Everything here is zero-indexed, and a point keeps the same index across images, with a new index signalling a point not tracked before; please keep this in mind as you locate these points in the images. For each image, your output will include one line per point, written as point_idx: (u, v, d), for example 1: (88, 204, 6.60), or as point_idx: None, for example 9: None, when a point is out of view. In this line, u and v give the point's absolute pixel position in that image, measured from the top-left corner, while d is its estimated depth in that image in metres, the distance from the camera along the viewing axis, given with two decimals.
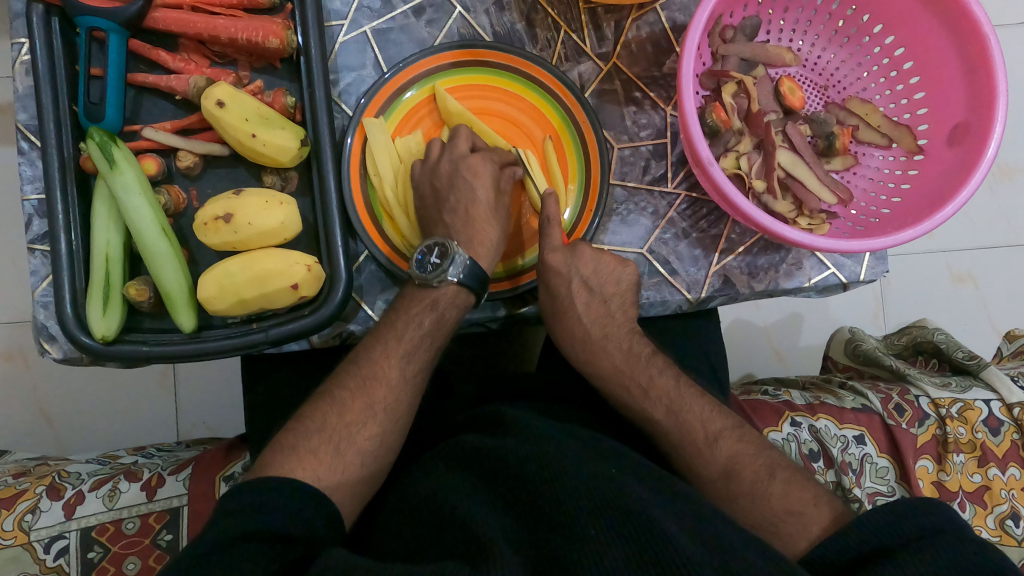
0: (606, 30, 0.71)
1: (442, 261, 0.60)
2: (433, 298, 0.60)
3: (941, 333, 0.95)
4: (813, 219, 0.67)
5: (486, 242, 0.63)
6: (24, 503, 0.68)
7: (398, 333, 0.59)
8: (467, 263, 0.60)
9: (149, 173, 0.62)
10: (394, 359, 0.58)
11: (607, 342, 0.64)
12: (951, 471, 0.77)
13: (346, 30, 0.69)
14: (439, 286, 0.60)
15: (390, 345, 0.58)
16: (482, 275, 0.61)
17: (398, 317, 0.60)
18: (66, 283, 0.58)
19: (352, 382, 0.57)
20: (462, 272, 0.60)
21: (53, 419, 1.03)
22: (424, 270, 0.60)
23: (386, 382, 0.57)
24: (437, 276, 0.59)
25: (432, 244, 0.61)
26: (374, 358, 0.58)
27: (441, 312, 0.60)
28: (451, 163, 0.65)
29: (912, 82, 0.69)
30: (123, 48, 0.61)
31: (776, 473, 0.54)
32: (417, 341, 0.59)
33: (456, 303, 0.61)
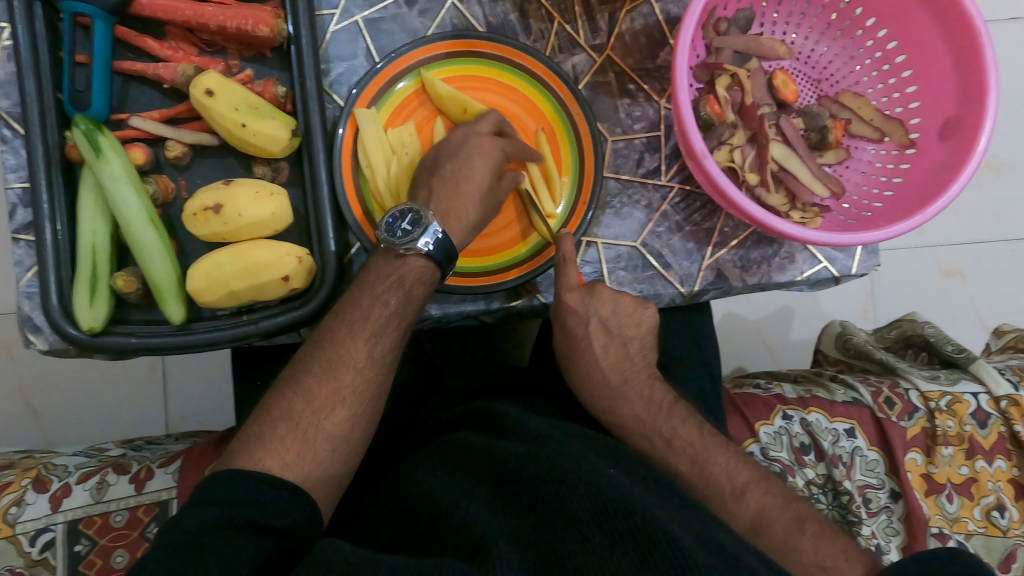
0: (600, 22, 0.71)
1: (414, 230, 0.58)
2: (400, 274, 0.58)
3: (931, 326, 0.96)
4: (806, 212, 0.68)
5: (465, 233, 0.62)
6: (8, 496, 0.67)
7: (363, 313, 0.57)
8: (439, 236, 0.58)
9: (136, 163, 0.61)
10: (359, 342, 0.56)
11: (627, 389, 0.61)
12: (939, 463, 0.78)
13: (337, 20, 0.68)
14: (404, 255, 0.58)
15: (355, 327, 0.56)
16: (452, 252, 0.60)
17: (364, 295, 0.58)
18: (51, 274, 0.56)
19: (316, 367, 0.55)
20: (433, 244, 0.58)
21: (38, 412, 1.02)
22: (392, 235, 0.58)
23: (353, 365, 0.56)
24: (406, 246, 0.57)
25: (406, 207, 0.58)
26: (339, 340, 0.56)
27: (407, 289, 0.58)
28: (464, 134, 0.64)
29: (904, 75, 0.69)
30: (109, 35, 0.60)
31: (805, 525, 0.52)
32: (383, 322, 0.57)
33: (424, 279, 0.59)
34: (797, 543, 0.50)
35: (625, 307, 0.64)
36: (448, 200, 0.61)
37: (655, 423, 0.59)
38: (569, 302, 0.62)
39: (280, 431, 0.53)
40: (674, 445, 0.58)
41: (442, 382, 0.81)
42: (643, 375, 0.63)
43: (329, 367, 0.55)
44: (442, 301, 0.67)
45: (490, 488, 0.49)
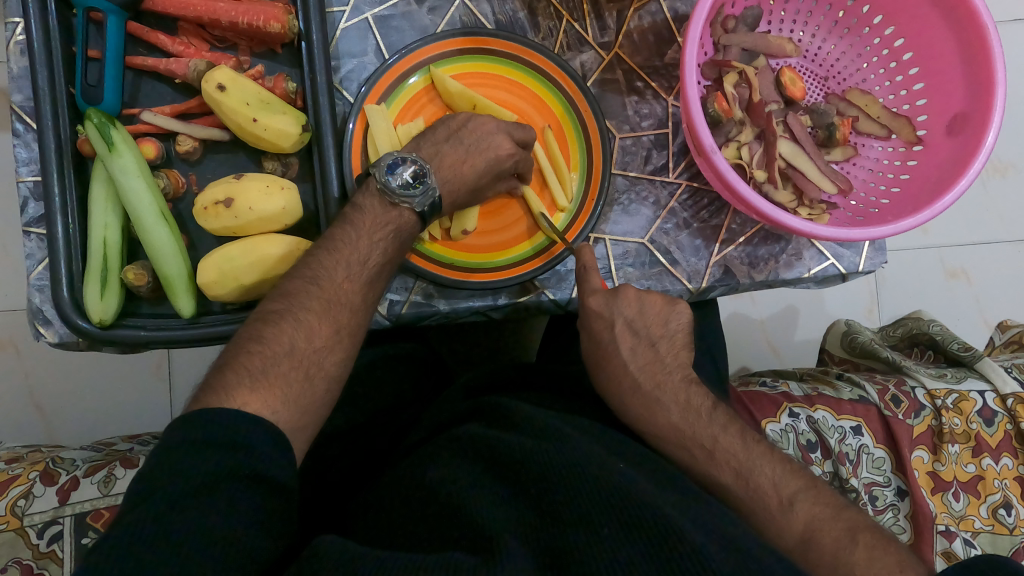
0: (609, 20, 0.71)
1: (414, 184, 0.58)
2: (396, 224, 0.59)
3: (937, 324, 0.96)
4: (813, 209, 0.68)
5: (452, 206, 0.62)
6: (17, 489, 0.67)
7: (357, 254, 0.57)
8: (435, 198, 0.59)
9: (148, 157, 0.61)
10: (356, 284, 0.56)
11: (661, 395, 0.59)
12: (946, 461, 0.77)
13: (348, 17, 0.68)
14: (395, 205, 0.58)
15: (354, 268, 0.56)
16: (441, 212, 0.62)
17: (359, 236, 0.57)
18: (63, 267, 0.57)
19: (316, 304, 0.53)
20: (427, 205, 0.59)
21: (43, 409, 1.01)
22: (392, 181, 0.58)
23: (349, 307, 0.55)
24: (403, 198, 0.58)
25: (410, 159, 0.59)
26: (337, 279, 0.55)
27: (401, 240, 0.59)
28: (495, 126, 0.64)
29: (911, 73, 0.69)
30: (122, 30, 0.61)
31: (857, 538, 0.49)
32: (377, 267, 0.58)
33: (415, 231, 0.60)
34: (850, 557, 0.48)
35: (649, 307, 0.63)
36: (454, 178, 0.61)
37: (664, 408, 0.58)
38: (593, 306, 0.63)
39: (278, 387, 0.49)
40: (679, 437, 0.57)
41: (447, 378, 0.81)
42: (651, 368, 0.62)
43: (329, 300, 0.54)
44: (449, 296, 0.68)
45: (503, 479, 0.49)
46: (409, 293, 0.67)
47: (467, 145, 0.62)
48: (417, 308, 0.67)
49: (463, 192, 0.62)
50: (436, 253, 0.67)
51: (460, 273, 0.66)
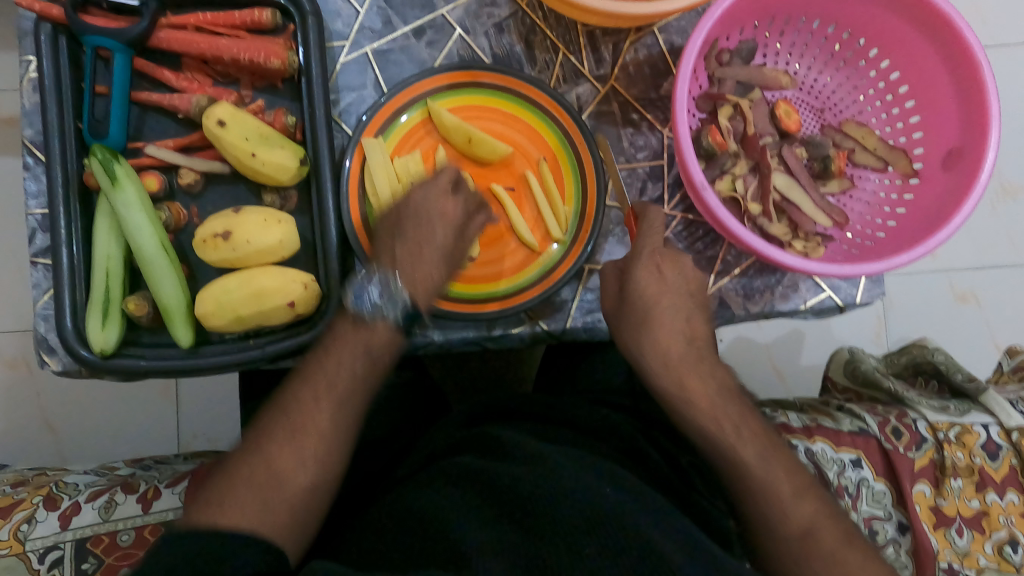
0: (605, 52, 0.72)
1: (380, 301, 0.58)
2: (368, 340, 0.58)
3: (941, 353, 0.95)
4: (808, 241, 0.68)
5: (428, 279, 0.60)
6: (21, 513, 0.68)
7: (339, 361, 0.58)
8: (405, 304, 0.59)
9: (150, 190, 0.63)
10: (322, 408, 0.56)
11: (725, 426, 0.59)
12: (949, 496, 0.76)
13: (347, 51, 0.70)
14: (371, 323, 0.58)
15: (320, 393, 0.57)
16: (417, 314, 0.61)
17: (329, 355, 0.58)
18: (66, 298, 0.58)
19: (280, 434, 0.55)
20: (399, 312, 0.59)
21: (55, 426, 1.04)
22: (360, 305, 0.58)
23: (315, 433, 0.56)
24: (374, 316, 0.58)
25: (374, 276, 0.59)
26: (302, 405, 0.56)
27: (374, 356, 0.59)
28: (426, 196, 0.62)
29: (908, 105, 0.69)
30: (129, 67, 0.63)
31: None
32: (350, 388, 0.58)
33: (391, 346, 0.59)
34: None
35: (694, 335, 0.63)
36: (410, 262, 0.60)
37: None
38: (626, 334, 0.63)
39: (279, 484, 0.54)
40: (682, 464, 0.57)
41: (442, 404, 0.81)
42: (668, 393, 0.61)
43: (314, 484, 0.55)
44: (444, 326, 0.69)
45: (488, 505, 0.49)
46: None
47: (415, 223, 0.61)
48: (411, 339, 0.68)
49: (432, 259, 0.61)
50: None
51: (456, 304, 0.67)
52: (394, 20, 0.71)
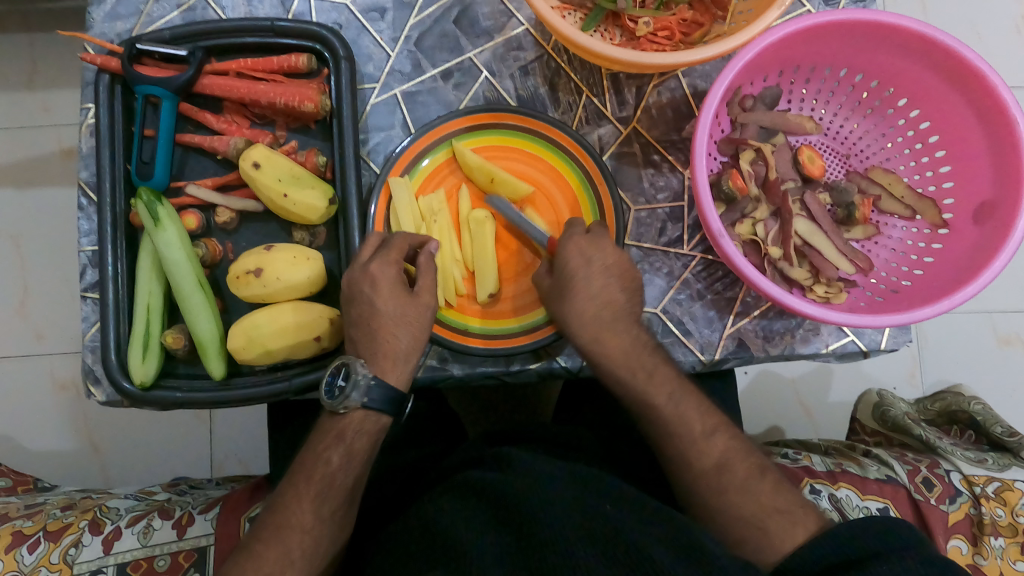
0: (628, 95, 0.73)
1: (345, 386, 0.61)
2: (341, 429, 0.61)
3: (978, 404, 0.94)
4: (830, 287, 0.68)
5: (392, 353, 0.62)
6: (68, 538, 0.73)
7: (326, 459, 0.60)
8: (369, 383, 0.60)
9: (189, 228, 0.67)
10: (304, 501, 0.59)
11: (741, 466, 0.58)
12: (988, 555, 0.75)
13: (377, 93, 0.73)
14: (347, 412, 0.61)
15: (301, 488, 0.59)
16: (389, 391, 0.62)
17: (309, 452, 0.61)
18: (111, 331, 0.63)
19: (266, 533, 0.58)
20: (366, 394, 0.60)
21: (99, 446, 1.10)
22: (331, 395, 0.61)
23: (300, 526, 0.58)
24: (342, 402, 0.60)
25: (338, 363, 0.62)
26: (287, 504, 0.59)
27: (349, 442, 0.61)
28: (351, 280, 0.63)
29: (938, 155, 0.67)
30: (174, 112, 0.67)
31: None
32: (329, 478, 0.60)
33: (366, 427, 0.61)
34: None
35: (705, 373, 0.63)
36: (369, 348, 0.62)
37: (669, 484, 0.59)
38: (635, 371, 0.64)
39: (291, 575, 0.56)
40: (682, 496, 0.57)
41: (461, 433, 0.83)
42: (653, 412, 0.60)
43: (310, 561, 0.57)
44: (464, 362, 0.70)
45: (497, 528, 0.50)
46: (424, 357, 0.70)
47: (362, 303, 0.62)
48: (431, 372, 0.70)
49: (389, 331, 0.62)
50: (453, 320, 0.70)
51: (476, 339, 0.69)
52: (423, 64, 0.73)
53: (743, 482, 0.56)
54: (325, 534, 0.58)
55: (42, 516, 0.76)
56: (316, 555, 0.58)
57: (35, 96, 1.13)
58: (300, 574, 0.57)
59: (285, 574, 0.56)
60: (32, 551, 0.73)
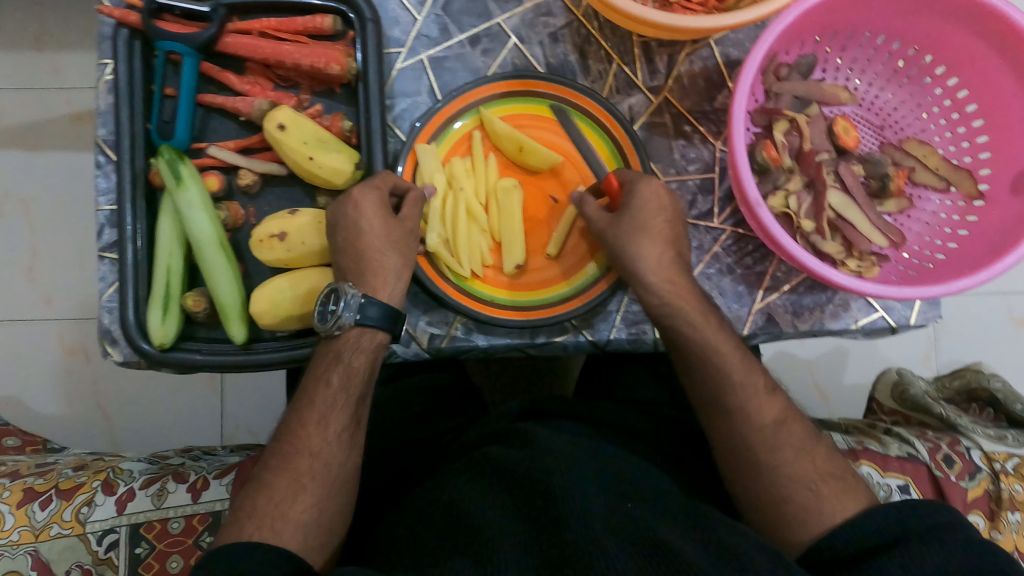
0: (659, 63, 0.72)
1: (335, 309, 0.58)
2: (338, 347, 0.58)
3: (998, 380, 0.94)
4: (862, 261, 0.66)
5: (381, 269, 0.60)
6: (81, 496, 0.71)
7: (326, 380, 0.57)
8: (363, 300, 0.58)
9: (211, 189, 0.65)
10: (309, 426, 0.56)
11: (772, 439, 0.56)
12: (1005, 529, 0.74)
13: (404, 58, 0.71)
14: (341, 334, 0.58)
15: (304, 413, 0.57)
16: (383, 305, 0.58)
17: (310, 377, 0.58)
18: (130, 290, 0.61)
19: (274, 460, 0.56)
20: (359, 311, 0.58)
21: (107, 413, 1.08)
22: (324, 320, 0.58)
23: (308, 451, 0.55)
24: (338, 324, 0.58)
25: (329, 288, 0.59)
26: (291, 430, 0.57)
27: (347, 361, 0.58)
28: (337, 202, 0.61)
29: (975, 125, 0.67)
30: (196, 70, 0.65)
31: None
32: (331, 401, 0.57)
33: (362, 346, 0.58)
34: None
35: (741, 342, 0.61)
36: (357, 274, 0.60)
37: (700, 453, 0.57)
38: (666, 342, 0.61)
39: (301, 501, 0.53)
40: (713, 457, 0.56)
41: (479, 408, 0.82)
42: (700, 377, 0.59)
43: (323, 486, 0.54)
44: (488, 333, 0.68)
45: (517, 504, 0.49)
46: (449, 327, 0.68)
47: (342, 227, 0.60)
48: (455, 344, 0.68)
49: (376, 250, 0.60)
50: (477, 290, 0.69)
51: (503, 310, 0.68)
52: (451, 28, 0.72)
53: (784, 453, 0.55)
54: (335, 460, 0.56)
55: (54, 474, 0.75)
56: (329, 480, 0.55)
57: (45, 57, 1.11)
58: (315, 504, 0.54)
59: (294, 500, 0.53)
60: (43, 508, 0.71)
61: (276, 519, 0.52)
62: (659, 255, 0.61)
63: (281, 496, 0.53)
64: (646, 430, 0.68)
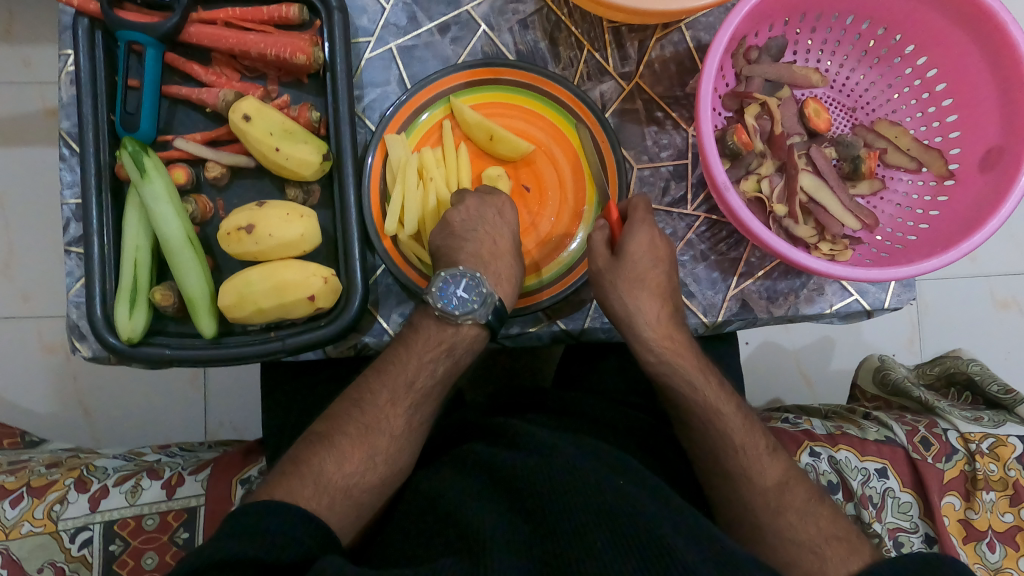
0: (630, 49, 0.71)
1: (470, 300, 0.58)
2: (446, 342, 0.59)
3: (976, 365, 0.94)
4: (835, 244, 0.66)
5: (508, 276, 0.62)
6: (54, 494, 0.71)
7: (429, 369, 0.58)
8: (495, 304, 0.59)
9: (178, 182, 0.64)
10: (399, 409, 0.57)
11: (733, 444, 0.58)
12: (979, 509, 0.75)
13: (372, 47, 0.70)
14: (460, 324, 0.58)
15: (399, 393, 0.57)
16: (502, 313, 0.61)
17: (410, 357, 0.58)
18: (97, 285, 0.61)
19: (353, 430, 0.56)
20: (490, 312, 0.58)
21: (89, 412, 1.08)
22: (449, 305, 0.58)
23: (390, 434, 0.57)
24: (463, 317, 0.58)
25: (465, 274, 0.58)
26: (379, 406, 0.57)
27: (455, 358, 0.59)
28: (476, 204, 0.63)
29: (944, 104, 0.67)
30: (159, 61, 0.64)
31: None
32: (427, 390, 0.59)
33: (472, 347, 0.60)
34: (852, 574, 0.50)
35: None
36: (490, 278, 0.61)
37: None
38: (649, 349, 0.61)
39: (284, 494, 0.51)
40: (716, 461, 0.58)
41: (459, 398, 0.82)
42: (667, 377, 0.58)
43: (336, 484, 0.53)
44: None
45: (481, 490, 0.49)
46: None
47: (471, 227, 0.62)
48: None
49: (506, 258, 0.62)
50: None
51: None
52: (419, 16, 0.71)
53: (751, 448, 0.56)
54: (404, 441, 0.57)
55: (26, 472, 0.75)
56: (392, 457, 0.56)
57: (15, 53, 1.09)
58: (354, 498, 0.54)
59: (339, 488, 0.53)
60: (14, 505, 0.70)
61: (327, 491, 0.52)
62: (657, 310, 0.61)
63: (270, 489, 0.51)
64: (624, 421, 0.68)
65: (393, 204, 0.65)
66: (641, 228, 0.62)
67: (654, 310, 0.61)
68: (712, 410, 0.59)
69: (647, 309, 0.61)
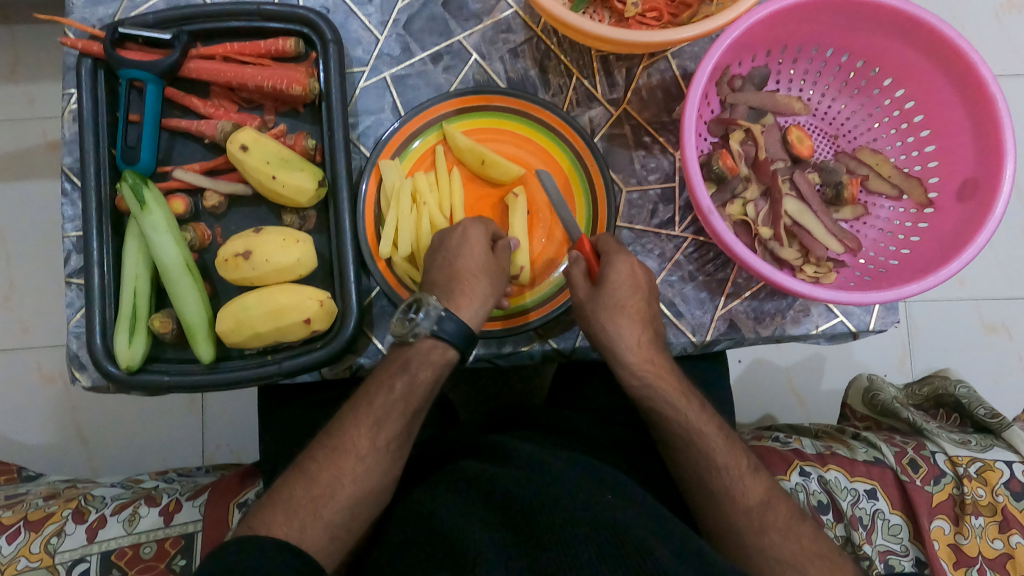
0: (618, 76, 0.73)
1: (415, 315, 0.60)
2: (405, 360, 0.60)
3: (964, 387, 0.95)
4: (819, 267, 0.67)
5: (472, 294, 0.61)
6: (50, 527, 0.73)
7: (388, 386, 0.59)
8: (439, 314, 0.59)
9: (176, 212, 0.66)
10: (362, 428, 0.58)
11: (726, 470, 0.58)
12: (968, 534, 0.75)
13: (367, 77, 0.72)
14: (414, 341, 0.60)
15: (360, 412, 0.58)
16: (459, 325, 0.60)
17: (375, 382, 0.60)
18: (97, 315, 0.62)
19: (320, 453, 0.57)
20: (435, 323, 0.59)
21: (87, 439, 1.09)
22: (401, 325, 0.61)
23: (355, 453, 0.57)
24: (410, 331, 0.60)
25: (415, 297, 0.62)
26: (345, 427, 0.58)
27: (412, 373, 0.59)
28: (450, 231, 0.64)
29: (923, 134, 0.69)
30: (159, 97, 0.66)
31: None
32: (390, 406, 0.58)
33: (431, 360, 0.59)
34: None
35: None
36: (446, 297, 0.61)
37: None
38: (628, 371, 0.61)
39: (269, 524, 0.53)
40: (701, 479, 0.58)
41: (453, 418, 0.83)
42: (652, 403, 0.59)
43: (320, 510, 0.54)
44: None
45: (470, 517, 0.50)
46: None
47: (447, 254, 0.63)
48: None
49: (473, 277, 0.62)
50: None
51: None
52: (412, 47, 0.73)
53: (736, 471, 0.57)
54: (379, 465, 0.57)
55: (24, 505, 0.77)
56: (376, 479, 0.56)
57: (19, 88, 1.12)
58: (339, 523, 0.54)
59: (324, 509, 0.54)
60: (11, 541, 0.72)
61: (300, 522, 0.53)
62: (637, 335, 0.62)
63: (266, 522, 0.53)
64: (616, 441, 0.69)
65: (387, 229, 0.66)
66: (618, 257, 0.63)
67: (626, 330, 0.62)
68: (694, 431, 0.59)
69: (625, 332, 0.62)
